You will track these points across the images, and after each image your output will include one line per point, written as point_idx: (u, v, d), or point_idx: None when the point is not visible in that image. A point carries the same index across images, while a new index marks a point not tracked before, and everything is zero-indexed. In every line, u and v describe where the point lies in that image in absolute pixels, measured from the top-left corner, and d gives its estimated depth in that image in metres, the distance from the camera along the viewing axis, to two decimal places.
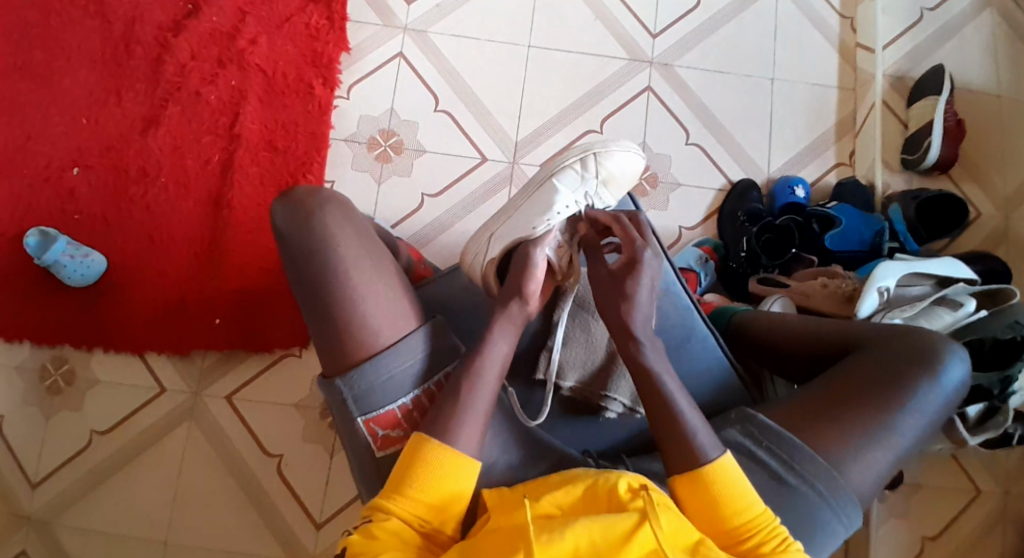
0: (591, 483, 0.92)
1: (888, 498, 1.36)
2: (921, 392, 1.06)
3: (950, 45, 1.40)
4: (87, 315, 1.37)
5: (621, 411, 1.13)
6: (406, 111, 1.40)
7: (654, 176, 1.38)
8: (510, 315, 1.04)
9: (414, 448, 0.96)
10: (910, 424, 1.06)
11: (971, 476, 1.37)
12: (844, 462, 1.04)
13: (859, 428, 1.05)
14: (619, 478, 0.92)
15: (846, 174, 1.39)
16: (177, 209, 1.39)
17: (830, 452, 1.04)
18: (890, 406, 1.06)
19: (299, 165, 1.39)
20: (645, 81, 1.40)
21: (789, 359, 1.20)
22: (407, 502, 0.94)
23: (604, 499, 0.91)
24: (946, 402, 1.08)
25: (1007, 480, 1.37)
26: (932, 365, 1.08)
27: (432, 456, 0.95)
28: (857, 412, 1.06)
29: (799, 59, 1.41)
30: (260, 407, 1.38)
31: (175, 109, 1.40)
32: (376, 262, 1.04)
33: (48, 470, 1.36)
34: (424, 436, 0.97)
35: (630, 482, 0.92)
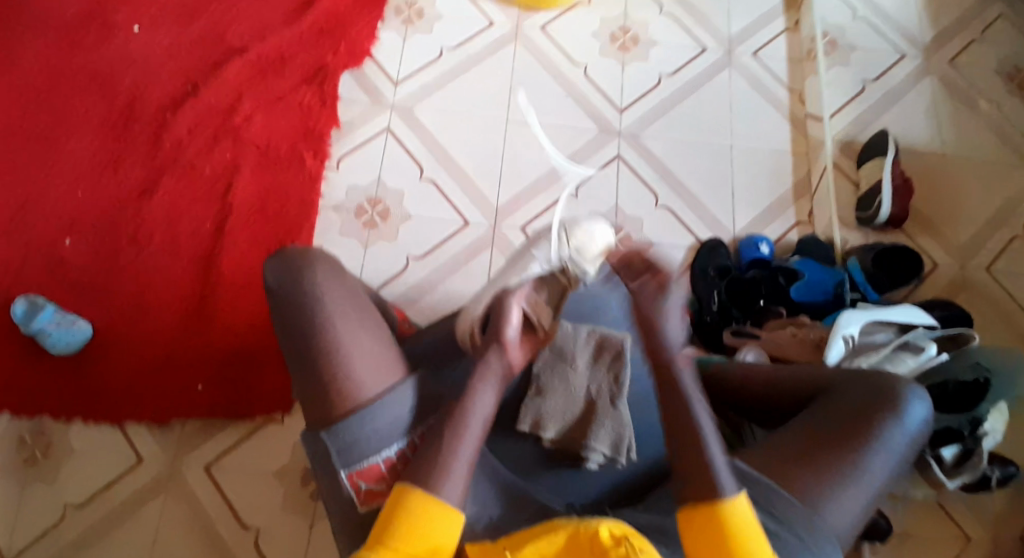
0: (572, 531, 0.97)
1: (875, 547, 1.38)
2: (889, 434, 1.11)
3: (894, 112, 1.52)
4: (69, 385, 1.39)
5: (602, 461, 1.17)
6: (392, 180, 1.47)
7: (629, 236, 1.44)
8: (490, 364, 1.09)
9: (397, 500, 1.00)
10: (881, 466, 1.10)
11: (957, 522, 1.39)
12: (820, 501, 1.07)
13: (833, 471, 1.09)
14: (600, 525, 0.96)
15: (807, 231, 1.47)
16: (166, 276, 1.43)
17: (807, 496, 1.07)
18: (857, 444, 1.10)
19: (287, 231, 1.43)
20: (614, 150, 1.49)
21: (765, 408, 1.25)
22: (391, 555, 0.96)
23: (586, 548, 0.96)
24: (911, 440, 1.12)
25: (991, 526, 1.39)
26: (895, 405, 1.13)
27: (415, 506, 0.99)
28: (830, 455, 1.10)
29: (757, 128, 1.52)
30: (239, 477, 1.39)
31: (169, 181, 1.46)
32: (361, 312, 1.11)
33: (22, 544, 1.33)
34: (406, 487, 1.00)
35: (611, 529, 0.96)
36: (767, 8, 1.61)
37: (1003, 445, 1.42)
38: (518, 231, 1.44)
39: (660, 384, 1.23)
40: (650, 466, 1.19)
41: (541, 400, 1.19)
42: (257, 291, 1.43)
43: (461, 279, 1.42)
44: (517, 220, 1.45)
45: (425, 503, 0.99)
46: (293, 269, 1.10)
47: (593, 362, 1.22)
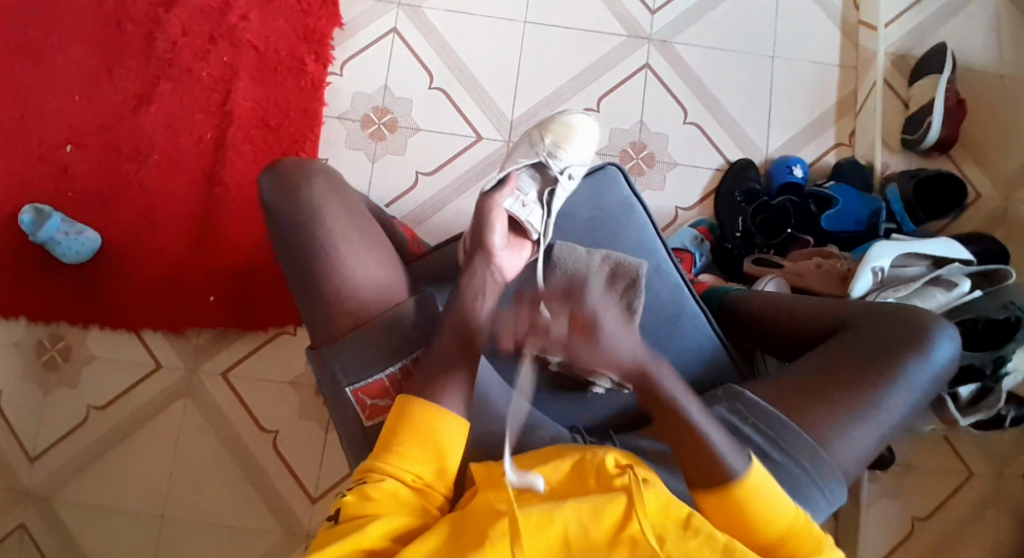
0: (578, 459, 0.96)
1: (879, 479, 1.37)
2: (909, 369, 1.07)
3: (956, 20, 1.37)
4: (82, 293, 1.40)
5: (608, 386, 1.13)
6: (399, 89, 1.39)
7: (651, 156, 1.36)
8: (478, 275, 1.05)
9: (403, 409, 0.99)
10: (896, 402, 1.07)
11: (964, 458, 1.37)
12: (829, 438, 1.05)
13: (845, 406, 1.06)
14: (606, 454, 0.95)
15: (846, 154, 1.37)
16: (171, 186, 1.39)
17: (816, 430, 1.05)
18: (877, 379, 1.07)
19: (291, 143, 1.38)
20: (642, 59, 1.38)
21: (779, 340, 1.21)
22: (400, 464, 0.96)
23: (591, 477, 0.94)
24: (934, 377, 1.09)
25: (1000, 461, 1.37)
26: (921, 342, 1.09)
27: (422, 417, 0.98)
28: (844, 390, 1.07)
29: (802, 35, 1.38)
30: (255, 383, 1.42)
31: (168, 85, 1.39)
32: (362, 232, 1.08)
33: (46, 445, 1.39)
34: (409, 397, 0.99)
35: (616, 459, 0.95)
36: None
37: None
38: None
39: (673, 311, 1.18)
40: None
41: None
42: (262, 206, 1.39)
43: (471, 198, 1.36)
44: None
45: (432, 415, 0.98)
46: (289, 191, 1.06)
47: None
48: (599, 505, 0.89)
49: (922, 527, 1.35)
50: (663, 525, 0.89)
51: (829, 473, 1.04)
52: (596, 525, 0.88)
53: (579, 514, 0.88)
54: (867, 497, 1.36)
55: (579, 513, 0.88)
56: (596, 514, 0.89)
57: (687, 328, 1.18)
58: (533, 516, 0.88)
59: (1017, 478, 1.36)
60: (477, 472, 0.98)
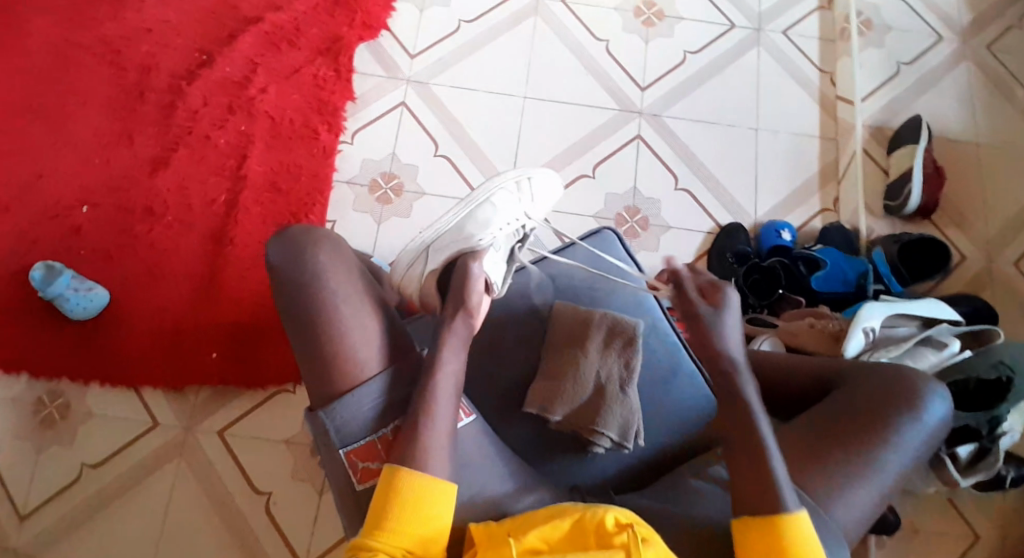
0: (577, 518, 0.95)
1: (885, 543, 1.34)
2: (902, 430, 1.08)
3: (927, 96, 1.47)
4: (84, 350, 1.41)
5: (609, 446, 1.16)
6: (406, 156, 1.46)
7: (645, 219, 1.42)
8: (456, 329, 1.07)
9: (388, 481, 0.98)
10: (892, 461, 1.07)
11: (968, 520, 1.35)
12: (829, 498, 1.05)
13: (842, 464, 1.06)
14: (606, 513, 0.95)
15: (831, 220, 1.43)
16: (179, 245, 1.44)
17: (815, 490, 1.05)
18: (870, 438, 1.07)
19: (301, 205, 1.44)
20: (634, 130, 1.47)
21: (776, 402, 1.22)
22: (391, 538, 0.95)
23: (590, 535, 0.94)
24: (928, 438, 1.09)
25: (1006, 524, 1.35)
26: (914, 402, 1.10)
27: (408, 487, 0.97)
28: (843, 447, 1.07)
29: (785, 110, 1.47)
30: (251, 444, 1.41)
31: (184, 151, 1.46)
32: (358, 290, 1.08)
33: (37, 503, 1.37)
34: (395, 467, 0.98)
35: (616, 518, 0.94)
36: None
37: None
38: None
39: (667, 371, 1.23)
40: (655, 447, 1.20)
41: (551, 384, 1.16)
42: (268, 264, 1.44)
43: None
44: None
45: (417, 483, 0.97)
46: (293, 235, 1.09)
47: (603, 347, 1.19)
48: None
49: None
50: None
51: (832, 535, 1.02)
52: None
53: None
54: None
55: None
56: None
57: (682, 389, 1.22)
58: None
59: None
60: (476, 533, 0.97)
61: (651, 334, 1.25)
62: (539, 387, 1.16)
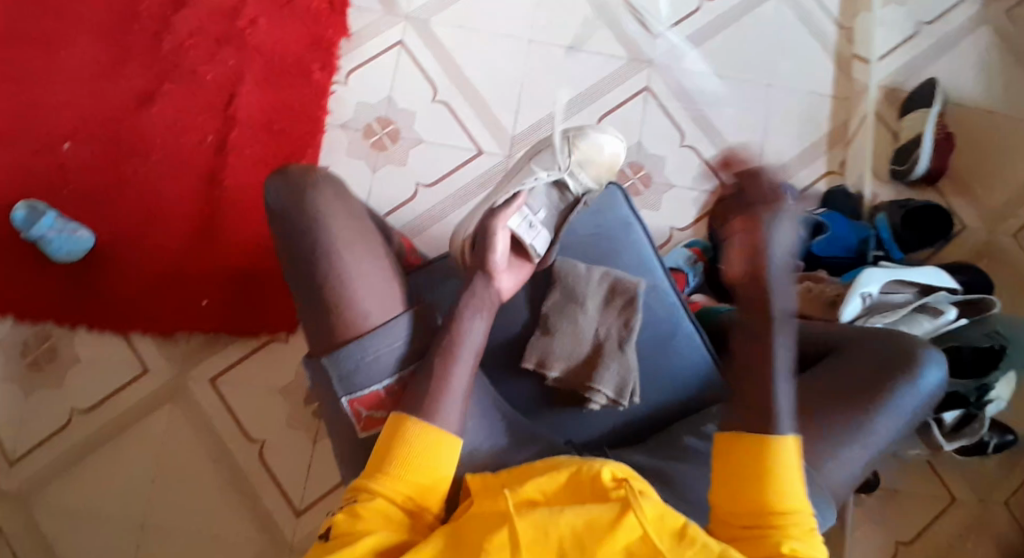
0: (574, 472, 0.93)
1: (864, 504, 1.38)
2: (898, 393, 1.09)
3: (945, 59, 1.42)
4: (72, 292, 1.38)
5: (605, 403, 1.14)
6: (404, 100, 1.40)
7: (648, 176, 1.39)
8: (477, 292, 1.06)
9: (393, 428, 0.96)
10: (886, 426, 1.09)
11: (946, 484, 1.39)
12: (821, 459, 1.07)
13: (837, 432, 1.07)
14: (603, 467, 0.92)
15: (836, 182, 1.40)
16: (168, 188, 1.39)
17: (808, 454, 1.06)
18: (867, 403, 1.09)
19: (295, 149, 1.38)
20: (643, 81, 1.41)
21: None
22: (390, 481, 0.94)
23: (586, 488, 0.92)
24: (923, 404, 1.10)
25: (982, 489, 1.39)
26: (911, 367, 1.11)
27: (413, 435, 0.95)
28: (840, 414, 1.08)
29: (799, 65, 1.42)
30: (243, 390, 1.40)
31: (171, 87, 1.39)
32: (367, 239, 1.06)
33: (26, 447, 1.37)
34: (402, 415, 0.97)
35: (613, 471, 0.92)
36: None
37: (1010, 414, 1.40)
38: None
39: (669, 329, 1.20)
40: (650, 408, 1.18)
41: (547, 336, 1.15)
42: (260, 212, 1.40)
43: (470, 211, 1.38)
44: None
45: (422, 434, 0.95)
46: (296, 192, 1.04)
47: (604, 304, 1.17)
48: (589, 521, 0.87)
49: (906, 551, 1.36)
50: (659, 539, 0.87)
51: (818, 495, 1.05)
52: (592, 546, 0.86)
53: (574, 529, 0.87)
54: (852, 519, 1.37)
55: (574, 530, 0.87)
56: (592, 530, 0.87)
57: (682, 347, 1.18)
58: (528, 532, 0.87)
59: (998, 506, 1.38)
60: (472, 483, 0.95)
61: (651, 292, 1.21)
62: (538, 340, 1.15)
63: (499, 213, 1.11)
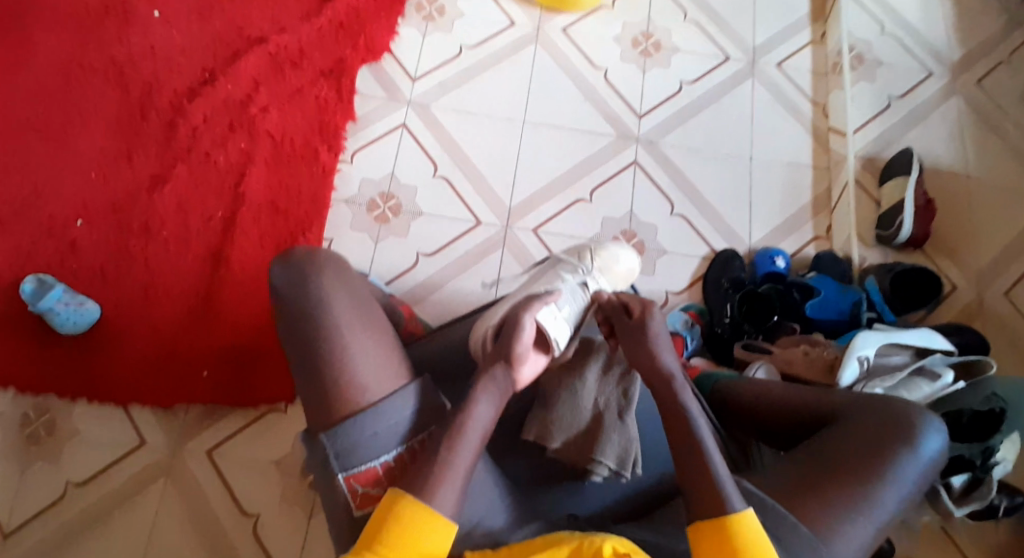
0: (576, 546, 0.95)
1: None
2: (902, 463, 1.09)
3: (917, 130, 1.50)
4: (76, 366, 1.41)
5: (607, 475, 1.11)
6: (405, 176, 1.47)
7: (641, 243, 1.43)
8: (494, 376, 1.07)
9: (390, 504, 0.97)
10: (892, 494, 1.08)
11: (958, 548, 1.34)
12: (831, 530, 1.05)
13: (844, 500, 1.06)
14: (603, 542, 0.94)
15: (824, 247, 1.45)
16: (176, 264, 1.45)
17: (816, 523, 1.05)
18: (872, 465, 1.08)
19: (299, 225, 1.45)
20: (631, 157, 1.48)
21: (771, 430, 1.22)
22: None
23: None
24: (925, 472, 1.10)
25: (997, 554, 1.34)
26: (913, 432, 1.11)
27: (408, 512, 0.96)
28: (843, 481, 1.08)
29: (780, 141, 1.50)
30: (240, 467, 1.39)
31: (184, 169, 1.48)
32: (367, 315, 1.10)
33: (21, 521, 1.34)
34: (400, 492, 0.98)
35: (614, 547, 0.94)
36: (793, 20, 1.59)
37: (1016, 475, 1.38)
38: (529, 233, 1.43)
39: None
40: (651, 477, 1.17)
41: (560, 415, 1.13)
42: (266, 288, 1.45)
43: (469, 278, 1.42)
44: (529, 222, 1.44)
45: (417, 509, 0.96)
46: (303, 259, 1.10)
47: (602, 373, 1.16)
48: None
49: None
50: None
51: None
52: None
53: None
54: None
55: None
56: None
57: None
58: None
59: None
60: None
61: None
62: (537, 415, 1.13)
63: (526, 306, 1.10)
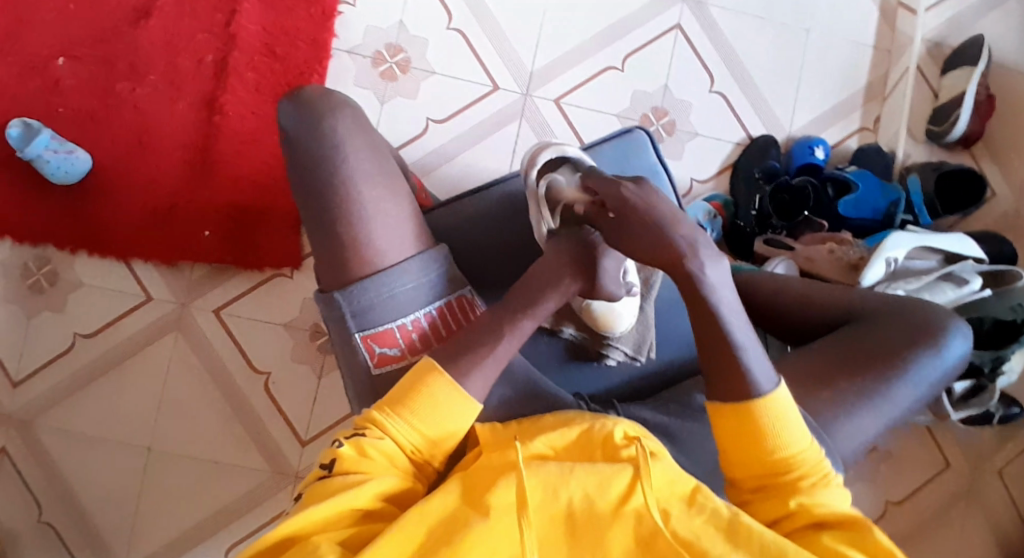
0: (585, 429, 0.88)
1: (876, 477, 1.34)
2: (920, 363, 1.02)
3: (994, 15, 1.34)
4: (71, 216, 1.32)
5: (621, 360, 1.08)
6: (416, 27, 1.33)
7: (672, 123, 1.32)
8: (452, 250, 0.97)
9: (421, 373, 0.89)
10: (904, 393, 1.02)
11: (941, 449, 1.35)
12: (836, 426, 0.99)
13: (855, 394, 1.01)
14: (614, 426, 0.88)
15: (868, 140, 1.34)
16: (166, 109, 1.32)
17: (822, 414, 0.99)
18: (884, 372, 1.02)
19: (298, 74, 1.32)
20: (674, 18, 1.33)
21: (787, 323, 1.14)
22: (405, 426, 0.87)
23: (598, 447, 0.87)
24: (943, 375, 1.04)
25: (977, 456, 1.34)
26: (934, 334, 1.04)
27: (439, 386, 0.88)
28: (858, 375, 1.02)
29: (839, 10, 1.34)
30: (249, 325, 1.35)
31: (168, 1, 1.32)
32: (385, 196, 0.97)
33: (31, 370, 1.34)
34: (434, 365, 0.90)
35: (625, 431, 0.88)
36: None
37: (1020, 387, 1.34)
38: (552, 104, 1.32)
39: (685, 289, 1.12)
40: (663, 364, 1.10)
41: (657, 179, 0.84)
42: (262, 137, 1.33)
43: (483, 152, 1.31)
44: (550, 91, 1.32)
45: (450, 390, 0.88)
46: (310, 119, 0.96)
47: None
48: (604, 484, 0.83)
49: (895, 514, 1.33)
50: (670, 501, 0.83)
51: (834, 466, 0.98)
52: (602, 504, 0.82)
53: (584, 490, 0.82)
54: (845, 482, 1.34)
55: (583, 494, 0.82)
56: (599, 490, 0.82)
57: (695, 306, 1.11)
58: (538, 483, 0.82)
59: (995, 473, 1.34)
60: (481, 435, 0.91)
61: None
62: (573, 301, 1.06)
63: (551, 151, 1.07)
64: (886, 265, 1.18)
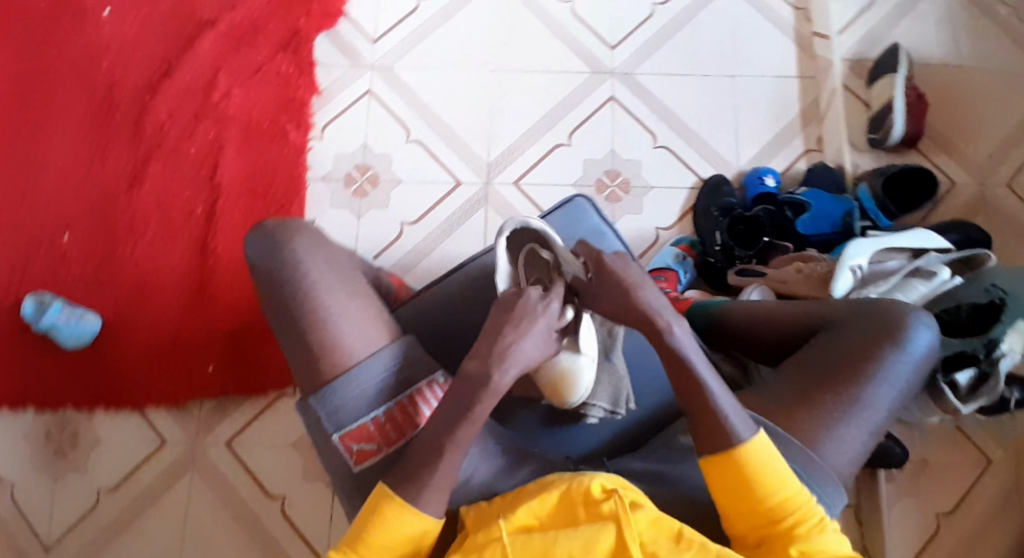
0: (563, 489, 0.87)
1: (915, 490, 1.27)
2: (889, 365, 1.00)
3: (905, 24, 1.45)
4: (86, 374, 1.40)
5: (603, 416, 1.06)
6: (379, 145, 1.46)
7: (627, 182, 1.40)
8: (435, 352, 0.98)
9: (377, 504, 0.88)
10: (881, 396, 1.00)
11: (979, 447, 1.28)
12: (819, 440, 0.98)
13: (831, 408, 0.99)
14: (591, 481, 0.86)
15: (816, 160, 1.40)
16: (165, 261, 1.44)
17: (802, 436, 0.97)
18: (855, 379, 1.00)
19: (279, 207, 1.44)
20: (608, 91, 1.45)
21: (758, 352, 1.13)
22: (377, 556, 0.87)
23: (579, 508, 0.85)
24: (916, 373, 1.01)
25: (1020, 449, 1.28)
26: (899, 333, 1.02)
27: (396, 517, 0.87)
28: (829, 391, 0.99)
29: (759, 54, 1.45)
30: (260, 450, 1.39)
31: (157, 166, 1.47)
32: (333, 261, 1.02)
33: (59, 532, 1.36)
34: (388, 490, 0.89)
35: (602, 483, 0.86)
36: None
37: None
38: (511, 186, 1.41)
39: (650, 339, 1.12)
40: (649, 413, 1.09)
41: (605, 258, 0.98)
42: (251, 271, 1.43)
43: (456, 242, 1.40)
44: (508, 174, 1.42)
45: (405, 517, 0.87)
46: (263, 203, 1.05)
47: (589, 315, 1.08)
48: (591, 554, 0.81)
49: (947, 524, 1.25)
50: (657, 545, 0.83)
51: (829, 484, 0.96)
52: None
53: None
54: (887, 502, 1.26)
55: None
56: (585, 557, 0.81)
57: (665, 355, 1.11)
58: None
59: None
60: (466, 518, 0.90)
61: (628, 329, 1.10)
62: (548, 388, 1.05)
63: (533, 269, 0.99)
64: (854, 274, 1.19)
